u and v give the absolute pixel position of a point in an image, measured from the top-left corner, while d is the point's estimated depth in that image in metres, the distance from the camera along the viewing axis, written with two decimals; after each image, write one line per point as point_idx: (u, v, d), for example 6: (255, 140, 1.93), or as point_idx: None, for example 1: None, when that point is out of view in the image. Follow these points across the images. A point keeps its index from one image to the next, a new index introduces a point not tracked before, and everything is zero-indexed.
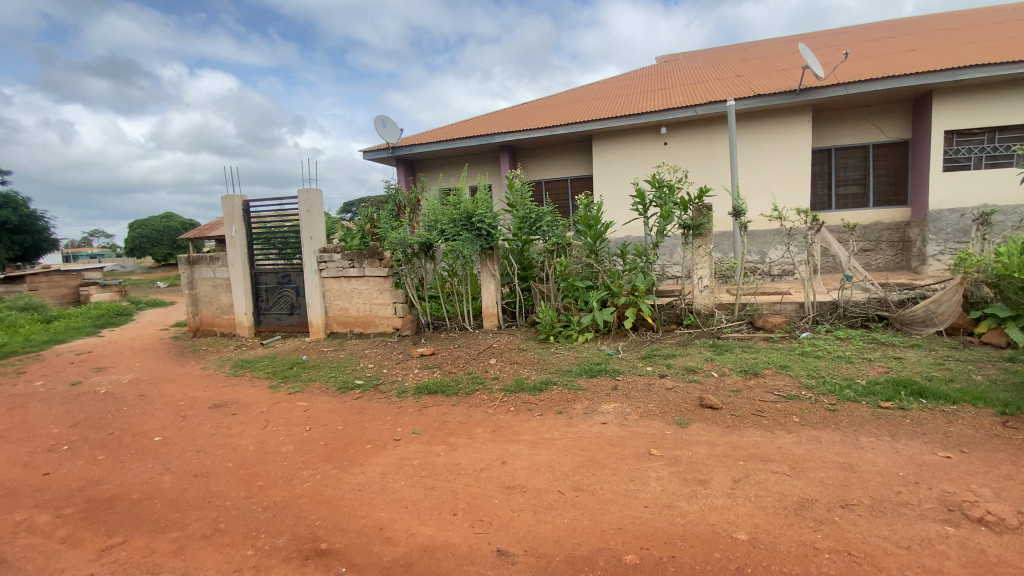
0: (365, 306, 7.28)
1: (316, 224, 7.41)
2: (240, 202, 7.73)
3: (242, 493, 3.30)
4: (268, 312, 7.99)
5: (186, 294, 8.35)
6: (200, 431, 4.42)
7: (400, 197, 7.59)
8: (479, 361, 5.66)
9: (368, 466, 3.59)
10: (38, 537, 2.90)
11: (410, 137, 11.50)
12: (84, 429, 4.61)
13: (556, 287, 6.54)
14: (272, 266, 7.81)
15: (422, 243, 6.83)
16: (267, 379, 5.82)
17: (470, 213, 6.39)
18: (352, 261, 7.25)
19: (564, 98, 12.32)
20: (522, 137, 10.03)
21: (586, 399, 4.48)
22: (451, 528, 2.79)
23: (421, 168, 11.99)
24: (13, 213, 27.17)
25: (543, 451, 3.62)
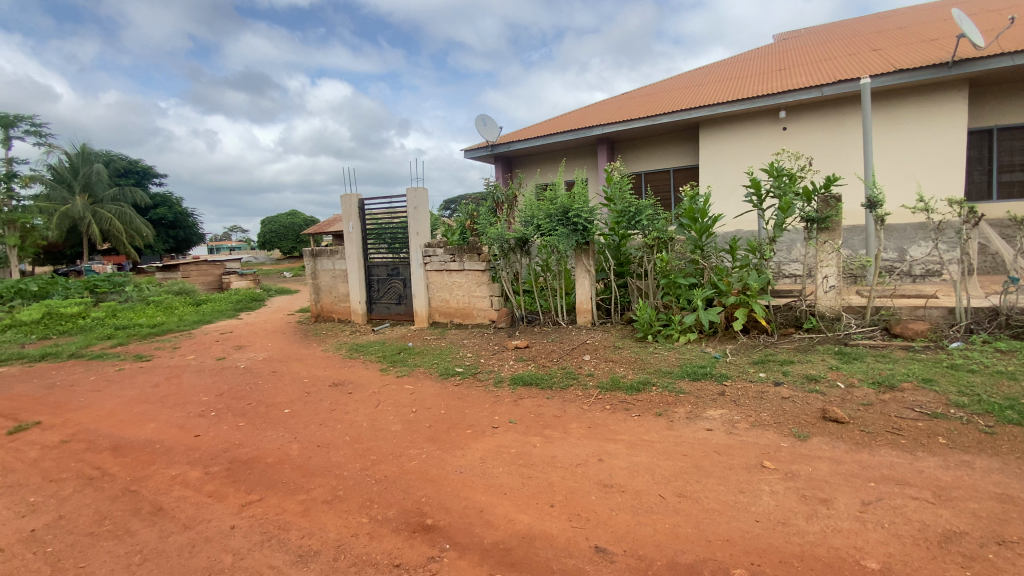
0: (464, 298, 7.57)
1: (422, 220, 7.84)
2: (357, 200, 8.42)
3: (357, 465, 3.61)
4: (378, 301, 8.62)
5: (310, 283, 9.28)
6: (321, 406, 4.90)
7: (499, 194, 7.80)
8: (573, 357, 5.63)
9: (468, 450, 3.74)
10: (195, 489, 3.41)
11: (509, 134, 11.70)
12: (229, 398, 5.34)
13: (656, 283, 6.28)
14: (383, 259, 8.41)
15: (519, 238, 6.92)
16: (377, 362, 6.30)
17: (567, 208, 6.26)
18: (452, 256, 7.57)
19: (666, 86, 11.78)
20: (622, 129, 9.76)
21: (688, 403, 4.28)
22: (548, 518, 2.82)
23: (518, 165, 12.15)
24: (170, 212, 32.08)
25: (642, 453, 3.51)
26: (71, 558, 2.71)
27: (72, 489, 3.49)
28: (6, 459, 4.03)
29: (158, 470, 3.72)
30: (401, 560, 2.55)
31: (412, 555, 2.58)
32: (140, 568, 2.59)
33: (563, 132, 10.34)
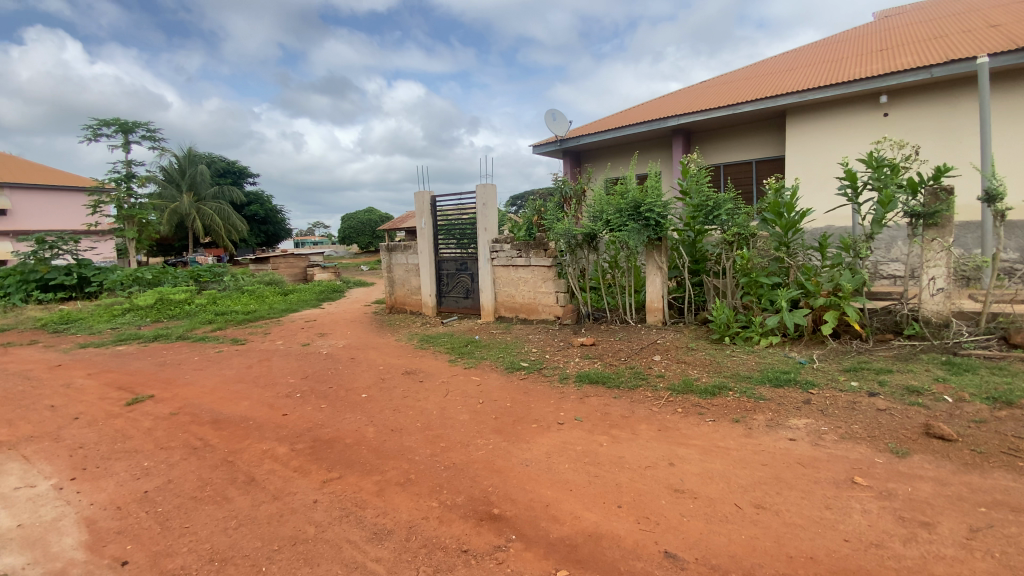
0: (530, 294, 7.60)
1: (490, 216, 7.96)
2: (429, 197, 8.71)
3: (427, 451, 3.74)
4: (447, 295, 8.85)
5: (385, 276, 9.72)
6: (394, 393, 5.13)
7: (567, 188, 7.74)
8: (642, 357, 5.47)
9: (534, 444, 3.75)
10: (282, 464, 3.69)
11: (579, 128, 11.56)
12: (312, 381, 5.73)
13: (734, 282, 5.96)
14: (452, 254, 8.63)
15: (587, 233, 6.81)
16: (446, 354, 6.49)
17: (638, 203, 6.07)
18: (519, 251, 7.63)
19: (747, 73, 11.11)
20: (698, 119, 9.32)
21: (768, 410, 4.03)
22: (615, 519, 2.77)
23: (587, 159, 11.98)
24: (262, 208, 34.88)
25: (716, 459, 3.36)
26: (179, 518, 3.03)
27: (180, 456, 3.90)
28: (128, 426, 4.58)
29: (250, 445, 4.07)
30: (468, 546, 2.62)
31: (479, 542, 2.63)
32: (236, 532, 2.85)
33: (635, 124, 10.05)
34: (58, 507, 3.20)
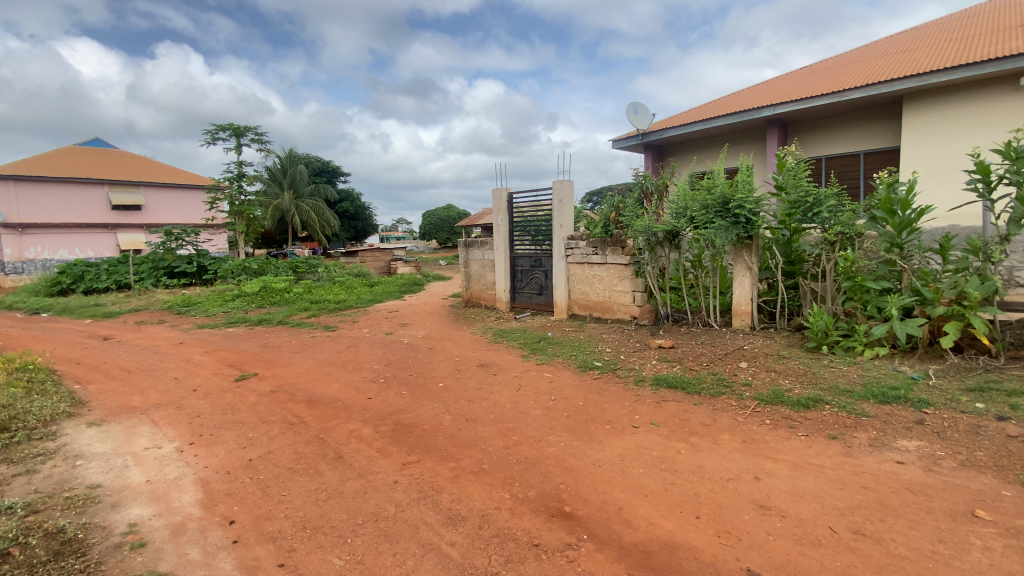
0: (605, 292, 7.47)
1: (567, 213, 7.91)
2: (506, 194, 8.84)
3: (500, 443, 3.80)
4: (521, 291, 8.93)
5: (462, 271, 10.00)
6: (470, 385, 5.28)
7: (648, 184, 7.48)
8: (726, 363, 5.19)
9: (607, 445, 3.69)
10: (366, 444, 3.93)
11: (663, 121, 11.14)
12: (393, 368, 6.05)
13: (835, 286, 5.46)
14: (527, 251, 8.69)
15: (669, 231, 6.53)
16: (519, 349, 6.56)
17: (726, 199, 5.74)
18: (595, 248, 7.51)
19: (855, 56, 10.11)
20: (797, 107, 8.63)
21: (871, 429, 3.66)
22: (693, 530, 2.65)
23: (670, 153, 11.52)
24: (352, 205, 37.23)
25: (808, 477, 3.11)
26: (276, 486, 3.33)
27: (277, 431, 4.28)
28: (236, 400, 5.11)
29: (338, 424, 4.37)
30: (539, 541, 2.63)
31: (550, 538, 2.64)
32: (324, 504, 3.07)
33: (725, 115, 9.50)
34: (179, 468, 3.64)
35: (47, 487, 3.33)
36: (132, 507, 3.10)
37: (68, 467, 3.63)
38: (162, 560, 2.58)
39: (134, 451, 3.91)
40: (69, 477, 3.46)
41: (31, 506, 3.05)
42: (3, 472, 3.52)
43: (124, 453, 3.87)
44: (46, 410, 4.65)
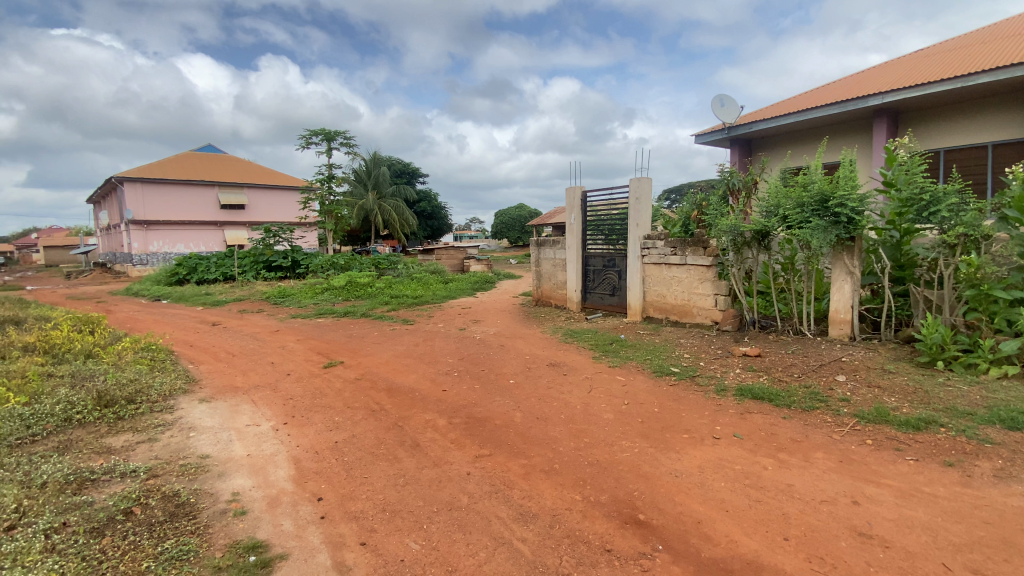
0: (684, 295, 7.16)
1: (644, 212, 7.67)
2: (580, 192, 8.74)
3: (572, 444, 3.77)
4: (593, 291, 8.79)
5: (533, 270, 10.03)
6: (540, 383, 5.29)
7: (735, 180, 7.07)
8: (820, 375, 4.77)
9: (685, 455, 3.54)
10: (441, 435, 4.06)
11: (752, 114, 10.47)
12: (467, 363, 6.20)
13: (955, 295, 4.86)
14: (600, 251, 8.54)
15: (757, 231, 6.13)
16: (590, 350, 6.47)
17: (825, 196, 5.28)
18: (675, 248, 7.22)
19: (986, 34, 8.89)
20: (912, 95, 7.75)
21: (997, 457, 3.21)
22: (780, 552, 2.47)
23: (759, 148, 10.81)
24: (428, 204, 38.64)
25: (917, 506, 2.78)
26: (359, 469, 3.53)
27: (360, 416, 4.55)
28: (324, 385, 5.50)
29: (415, 414, 4.56)
30: (612, 546, 2.58)
31: (624, 545, 2.58)
32: (402, 490, 3.21)
33: (825, 105, 8.74)
34: (274, 445, 3.96)
35: (166, 454, 3.77)
36: (234, 477, 3.42)
37: (183, 437, 4.09)
38: (259, 528, 2.83)
39: (237, 427, 4.32)
40: (183, 447, 3.89)
41: (153, 470, 3.47)
42: (132, 438, 4.03)
43: (228, 428, 4.29)
44: (166, 385, 5.27)
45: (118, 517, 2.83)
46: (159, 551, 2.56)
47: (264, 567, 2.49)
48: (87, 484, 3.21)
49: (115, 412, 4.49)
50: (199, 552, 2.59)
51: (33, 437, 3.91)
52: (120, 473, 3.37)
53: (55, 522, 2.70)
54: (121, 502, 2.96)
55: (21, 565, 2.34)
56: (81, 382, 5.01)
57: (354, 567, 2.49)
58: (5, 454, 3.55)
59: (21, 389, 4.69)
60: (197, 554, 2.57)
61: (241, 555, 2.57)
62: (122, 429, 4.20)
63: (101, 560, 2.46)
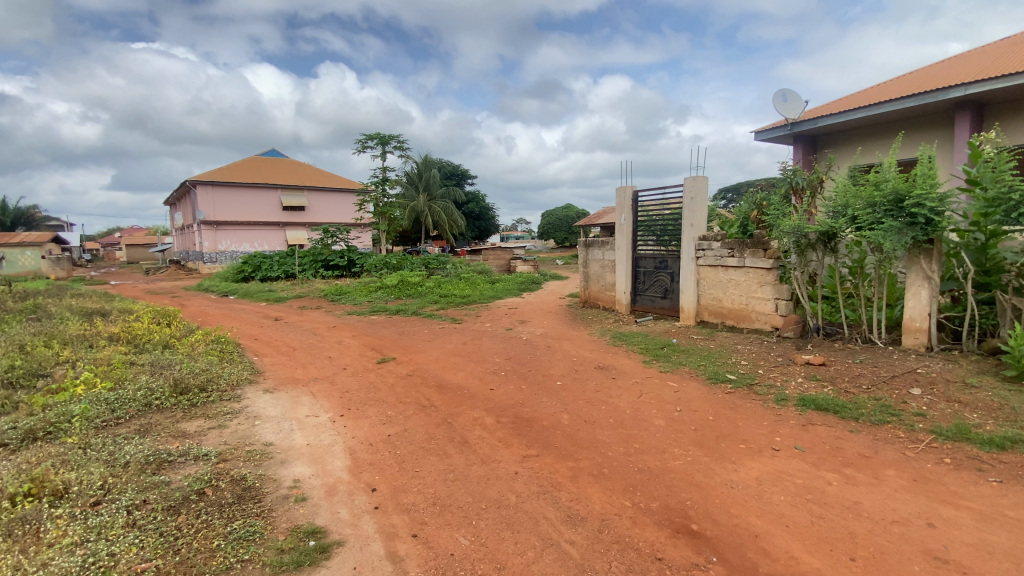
0: (741, 298, 6.90)
1: (699, 212, 7.44)
2: (631, 192, 8.59)
3: (621, 449, 3.71)
4: (643, 293, 8.61)
5: (581, 271, 9.95)
6: (588, 386, 5.24)
7: (798, 179, 6.74)
8: (892, 387, 4.46)
9: (741, 466, 3.40)
10: (489, 433, 4.10)
11: (818, 108, 9.91)
12: (514, 363, 6.23)
13: None
14: (651, 252, 8.36)
15: (823, 232, 5.80)
16: (640, 354, 6.34)
17: (900, 195, 4.94)
18: (732, 250, 6.97)
19: None
20: (1003, 85, 7.07)
21: None
22: (845, 572, 2.33)
23: (824, 144, 10.22)
24: (477, 205, 39.13)
25: (1004, 533, 2.55)
26: (410, 462, 3.63)
27: (411, 411, 4.67)
28: (377, 380, 5.69)
29: (463, 411, 4.63)
30: (663, 554, 2.52)
31: (676, 554, 2.51)
32: (451, 485, 3.28)
33: (900, 98, 8.14)
34: (332, 436, 4.14)
35: (233, 440, 4.02)
36: (295, 465, 3.61)
37: (250, 425, 4.35)
38: (318, 514, 2.96)
39: (297, 417, 4.55)
40: (249, 434, 4.14)
41: (223, 455, 3.71)
42: (204, 424, 4.33)
43: (290, 418, 4.52)
44: (234, 376, 5.63)
45: (191, 497, 3.05)
46: (228, 531, 2.73)
47: (322, 552, 2.61)
48: (166, 465, 3.48)
49: (188, 399, 4.84)
50: (263, 534, 2.75)
51: (119, 420, 4.28)
52: (194, 456, 3.63)
53: (137, 499, 2.94)
54: (195, 483, 3.19)
55: (110, 537, 2.58)
56: (160, 370, 5.43)
57: (406, 558, 2.57)
58: (96, 435, 3.91)
59: (109, 376, 5.15)
60: (262, 535, 2.73)
61: (302, 539, 2.71)
62: (195, 415, 4.52)
63: (177, 536, 2.66)
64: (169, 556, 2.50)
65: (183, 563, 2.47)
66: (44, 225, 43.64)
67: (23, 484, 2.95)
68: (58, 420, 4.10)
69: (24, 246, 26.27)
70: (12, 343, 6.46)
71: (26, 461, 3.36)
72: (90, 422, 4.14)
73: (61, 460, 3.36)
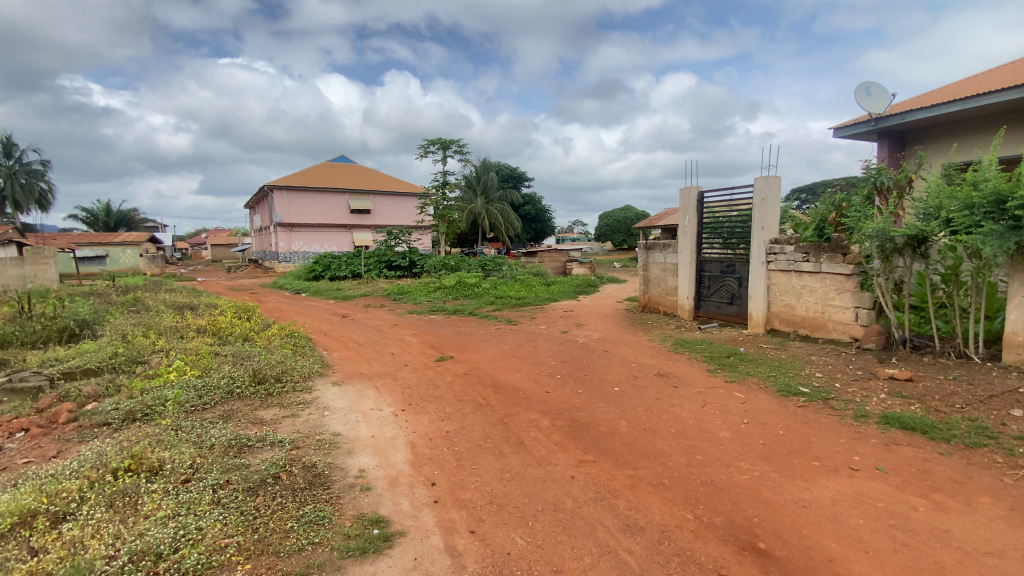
0: (816, 306, 6.49)
1: (770, 213, 7.07)
2: (696, 193, 8.30)
3: (682, 460, 3.60)
4: (708, 299, 8.29)
5: (641, 275, 9.72)
6: (647, 393, 5.11)
7: (882, 178, 6.23)
8: (992, 408, 4.02)
9: (816, 484, 3.19)
10: (545, 435, 4.10)
11: (907, 102, 9.10)
12: (570, 366, 6.19)
13: None
14: (717, 256, 8.04)
15: (912, 236, 5.27)
16: (704, 362, 6.10)
17: (1002, 196, 4.45)
18: (806, 254, 6.57)
19: None
20: None
21: None
22: None
23: (914, 141, 9.36)
24: (534, 207, 39.23)
25: None
26: (468, 460, 3.71)
27: (469, 410, 4.76)
28: (436, 377, 5.86)
29: (520, 412, 4.66)
30: (727, 571, 2.42)
31: (740, 573, 2.41)
32: (508, 485, 3.31)
33: (1004, 89, 7.30)
34: (395, 429, 4.30)
35: (305, 429, 4.27)
36: (361, 456, 3.78)
37: (320, 416, 4.60)
38: (382, 504, 3.09)
39: (363, 410, 4.76)
40: (319, 424, 4.38)
41: (295, 442, 3.95)
42: (279, 412, 4.63)
43: (356, 410, 4.74)
44: (306, 368, 5.98)
45: (268, 480, 3.27)
46: (300, 514, 2.91)
47: (385, 541, 2.71)
48: (246, 449, 3.76)
49: (265, 389, 5.19)
50: (332, 519, 2.90)
51: (205, 405, 4.67)
52: (270, 442, 3.89)
53: (221, 480, 3.20)
54: (270, 468, 3.41)
55: (197, 512, 2.82)
56: (240, 361, 5.87)
57: (464, 553, 2.62)
58: (186, 418, 4.29)
59: (197, 364, 5.63)
60: (331, 520, 2.88)
61: (366, 527, 2.83)
62: (271, 404, 4.85)
63: (255, 515, 2.87)
64: (248, 533, 2.70)
65: (260, 540, 2.65)
66: (144, 227, 48.46)
67: (124, 460, 3.29)
68: (154, 403, 4.53)
69: (127, 246, 29.24)
70: (117, 332, 7.20)
71: (127, 439, 3.74)
72: (181, 406, 4.54)
73: (157, 440, 3.72)
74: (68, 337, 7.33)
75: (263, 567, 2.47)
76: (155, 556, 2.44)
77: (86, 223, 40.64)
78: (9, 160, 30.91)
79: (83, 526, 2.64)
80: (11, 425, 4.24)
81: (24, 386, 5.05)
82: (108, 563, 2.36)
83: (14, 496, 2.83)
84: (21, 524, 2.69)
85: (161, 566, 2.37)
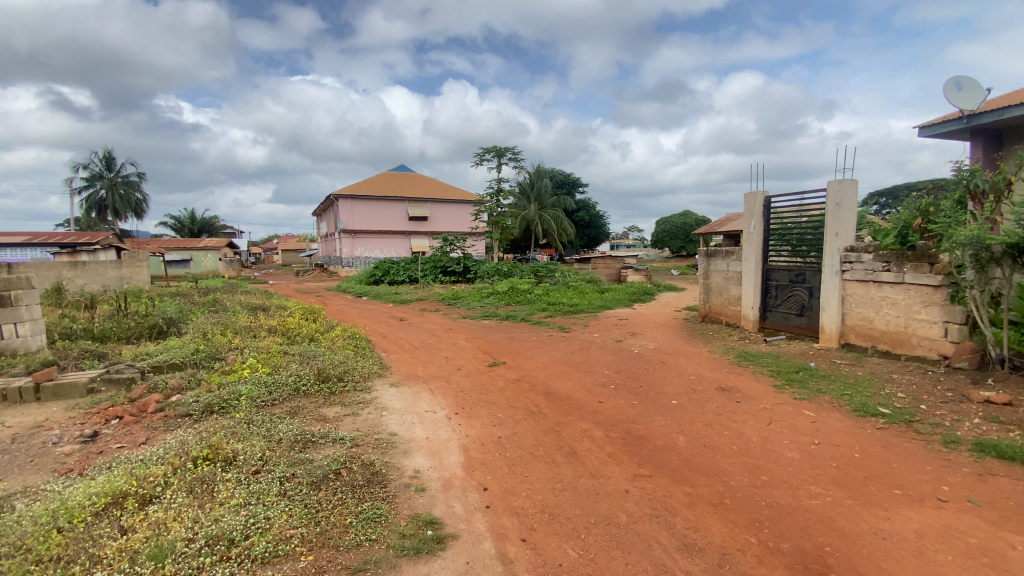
0: (898, 320, 5.99)
1: (845, 219, 6.61)
2: (762, 197, 7.89)
3: (745, 480, 3.41)
4: (775, 309, 7.85)
5: (701, 283, 9.38)
6: (707, 407, 4.90)
7: (977, 181, 5.62)
8: None
9: (897, 515, 2.92)
10: (598, 447, 4.03)
11: (1006, 97, 8.22)
12: (624, 377, 6.06)
13: None
14: (785, 264, 7.62)
15: (1011, 245, 4.70)
16: (770, 377, 5.78)
17: None
18: (888, 263, 6.09)
19: None
20: None
21: None
22: None
23: (1015, 138, 8.43)
24: (586, 211, 38.88)
25: None
26: (519, 466, 3.71)
27: (521, 416, 4.77)
28: (489, 382, 5.92)
29: (571, 421, 4.61)
30: None
31: None
32: (561, 495, 3.28)
33: None
34: (448, 432, 4.39)
35: (364, 428, 4.43)
36: (416, 456, 3.87)
37: (378, 415, 4.77)
38: (435, 506, 3.14)
39: (418, 412, 4.88)
40: (376, 424, 4.53)
41: (355, 440, 4.10)
42: (340, 411, 4.85)
43: (412, 412, 4.88)
44: (366, 368, 6.23)
45: (330, 476, 3.42)
46: (359, 510, 3.02)
47: (438, 543, 2.75)
48: (310, 444, 3.96)
49: (328, 387, 5.45)
50: (388, 517, 2.99)
51: (274, 401, 4.97)
52: (332, 439, 4.08)
53: (287, 473, 3.38)
54: (332, 463, 3.57)
55: (266, 502, 2.99)
56: (306, 360, 6.20)
57: (516, 561, 2.62)
58: (257, 413, 4.57)
59: (267, 362, 6.00)
60: (387, 518, 2.97)
61: (421, 527, 2.90)
62: (334, 402, 5.09)
63: (318, 509, 3.00)
64: (311, 526, 2.84)
65: (321, 534, 2.77)
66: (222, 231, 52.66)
67: (203, 449, 3.56)
68: (230, 397, 4.87)
69: (209, 251, 31.82)
70: (199, 330, 7.84)
71: (206, 430, 4.04)
72: (253, 401, 4.86)
73: (231, 432, 3.99)
74: (157, 333, 8.05)
75: (325, 559, 2.58)
76: (228, 542, 2.61)
77: (174, 229, 44.49)
78: (111, 172, 34.39)
79: (166, 509, 2.87)
80: (108, 413, 4.70)
81: (121, 377, 5.57)
82: (188, 545, 2.56)
83: (110, 477, 3.12)
84: (114, 503, 2.96)
85: (233, 551, 2.53)
